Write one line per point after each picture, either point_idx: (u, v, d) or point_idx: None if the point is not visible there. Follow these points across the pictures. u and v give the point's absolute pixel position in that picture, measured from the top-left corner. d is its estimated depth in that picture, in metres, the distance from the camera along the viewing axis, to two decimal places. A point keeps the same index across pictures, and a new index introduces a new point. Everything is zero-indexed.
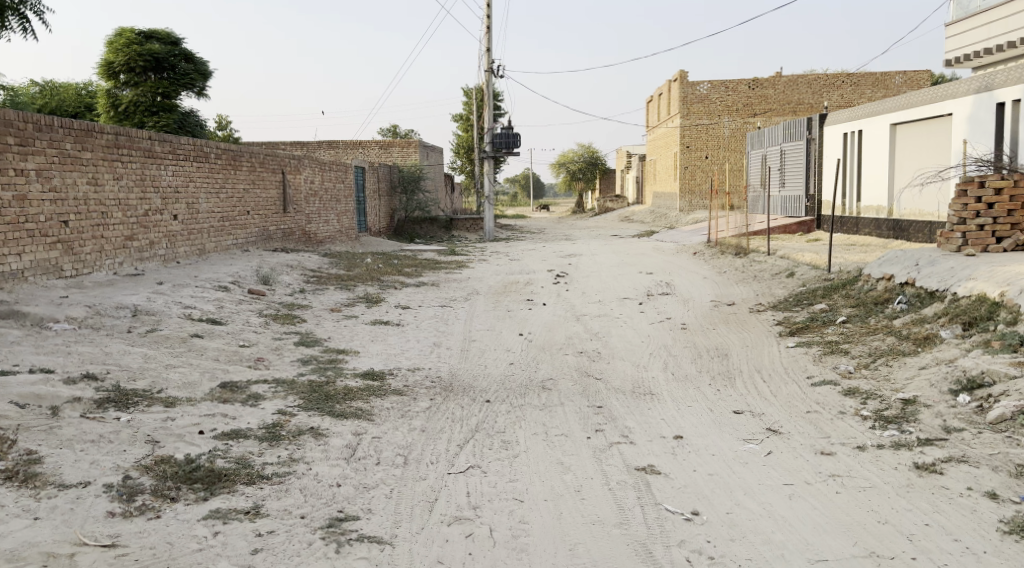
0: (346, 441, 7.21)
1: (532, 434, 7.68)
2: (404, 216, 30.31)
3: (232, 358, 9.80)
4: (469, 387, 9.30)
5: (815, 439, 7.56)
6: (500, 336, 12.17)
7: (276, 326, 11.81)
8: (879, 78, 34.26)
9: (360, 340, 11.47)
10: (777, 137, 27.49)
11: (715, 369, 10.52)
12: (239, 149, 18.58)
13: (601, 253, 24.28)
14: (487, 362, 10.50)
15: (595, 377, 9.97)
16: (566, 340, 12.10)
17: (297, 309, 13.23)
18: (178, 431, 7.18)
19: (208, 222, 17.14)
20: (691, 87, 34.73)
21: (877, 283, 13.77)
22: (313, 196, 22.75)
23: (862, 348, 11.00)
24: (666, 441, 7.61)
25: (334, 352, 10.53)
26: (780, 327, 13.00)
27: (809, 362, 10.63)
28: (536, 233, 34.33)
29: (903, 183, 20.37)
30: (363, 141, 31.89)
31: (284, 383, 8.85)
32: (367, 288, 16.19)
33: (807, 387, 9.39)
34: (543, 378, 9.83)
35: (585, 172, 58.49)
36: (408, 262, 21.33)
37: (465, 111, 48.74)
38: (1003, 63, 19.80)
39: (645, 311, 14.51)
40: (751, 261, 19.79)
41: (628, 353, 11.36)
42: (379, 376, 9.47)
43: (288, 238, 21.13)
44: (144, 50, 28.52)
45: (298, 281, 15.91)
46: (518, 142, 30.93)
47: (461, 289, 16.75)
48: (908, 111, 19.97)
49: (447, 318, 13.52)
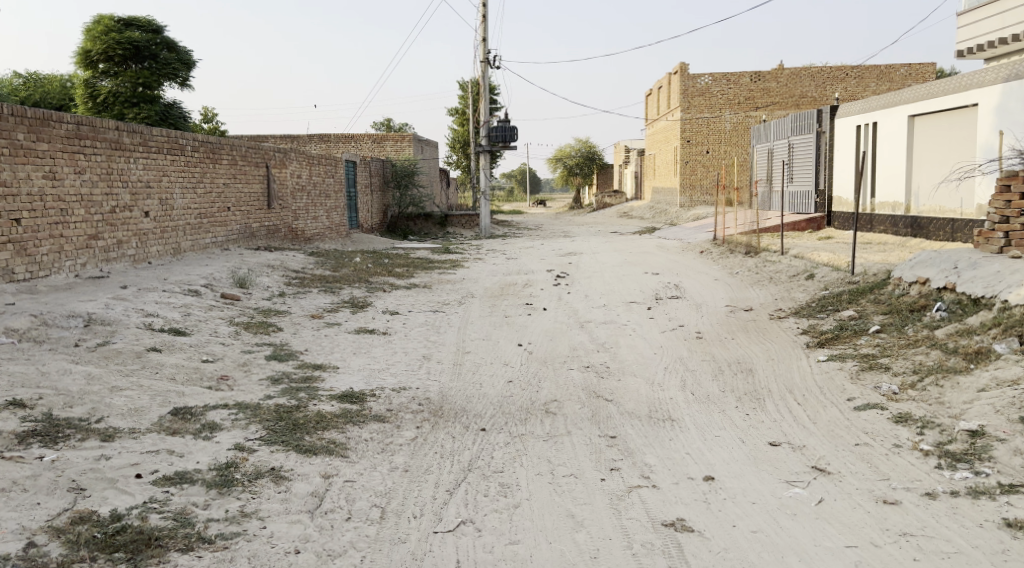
0: (313, 487, 6.02)
1: (535, 474, 6.48)
2: (397, 213, 29.01)
3: (191, 377, 8.52)
4: (464, 411, 8.09)
5: (873, 483, 6.42)
6: (496, 348, 10.93)
7: (248, 337, 10.54)
8: (884, 71, 32.97)
9: (340, 352, 10.21)
10: (785, 130, 26.26)
11: (740, 388, 9.30)
12: (218, 142, 17.31)
13: (602, 251, 23.07)
14: (483, 380, 9.25)
15: (605, 398, 8.75)
16: (571, 352, 10.85)
17: (273, 317, 11.97)
18: (111, 473, 5.92)
19: (183, 220, 15.87)
20: (691, 80, 33.45)
21: (909, 288, 12.61)
22: (300, 192, 21.46)
23: (904, 363, 9.82)
24: (696, 484, 6.42)
25: (310, 368, 9.27)
26: (806, 337, 11.80)
27: (846, 381, 9.45)
28: (533, 230, 33.06)
29: (922, 178, 19.19)
30: (355, 134, 30.56)
31: (247, 408, 7.62)
32: (354, 290, 14.97)
33: (850, 413, 8.21)
34: (547, 399, 8.63)
35: (583, 168, 57.25)
36: (398, 261, 20.08)
37: (461, 104, 47.34)
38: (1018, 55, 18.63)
39: (655, 318, 13.27)
40: (763, 261, 18.61)
41: (641, 368, 10.10)
42: (359, 397, 8.24)
43: (271, 235, 19.84)
44: (123, 38, 27.19)
45: (278, 282, 14.65)
46: (515, 135, 29.64)
47: (454, 292, 15.51)
48: (927, 102, 18.79)
49: (438, 326, 12.26)
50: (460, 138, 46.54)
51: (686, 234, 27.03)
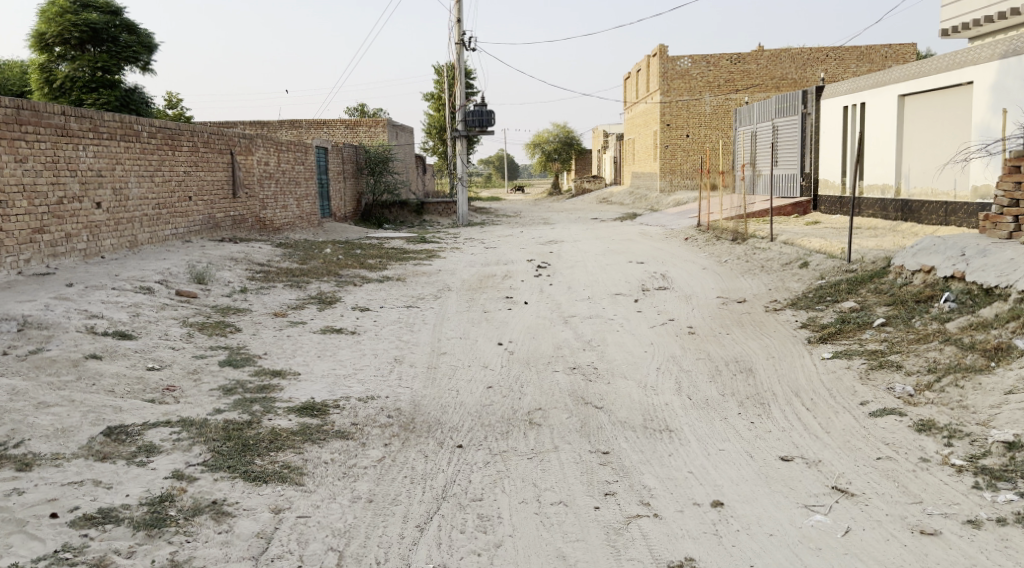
0: (259, 526, 5.23)
1: (519, 502, 5.69)
2: (371, 201, 28.03)
3: (132, 388, 7.59)
4: (439, 424, 7.21)
5: (904, 507, 5.67)
6: (474, 349, 10.06)
7: (203, 340, 9.61)
8: (864, 52, 32.27)
9: (303, 356, 9.31)
10: (769, 113, 25.50)
11: (741, 391, 8.49)
12: (177, 127, 16.29)
13: (584, 239, 22.23)
14: (459, 386, 8.40)
15: (595, 406, 7.91)
16: (556, 351, 10.00)
17: (232, 316, 11.03)
18: (20, 513, 5.05)
19: (140, 210, 14.88)
20: (671, 62, 32.58)
21: (912, 277, 11.88)
22: (267, 179, 20.44)
23: (916, 361, 9.05)
24: (703, 511, 5.65)
25: (268, 375, 8.36)
26: (806, 331, 11.03)
27: (855, 382, 8.67)
28: (512, 217, 32.20)
29: (912, 160, 18.46)
30: (326, 120, 29.52)
31: (192, 426, 6.72)
32: (322, 284, 14.04)
33: (865, 420, 7.42)
34: (530, 407, 7.79)
35: (562, 153, 56.27)
36: (371, 251, 19.14)
37: (436, 89, 46.26)
38: (1008, 32, 17.99)
39: (643, 312, 12.42)
40: (752, 248, 17.86)
41: (632, 369, 9.27)
42: (320, 410, 7.35)
43: (237, 225, 18.85)
44: (79, 20, 25.99)
45: (241, 277, 13.70)
46: (492, 119, 28.74)
47: (430, 285, 14.61)
48: (918, 81, 18.03)
49: (412, 324, 11.36)
50: (436, 123, 45.56)
51: (668, 220, 26.22)
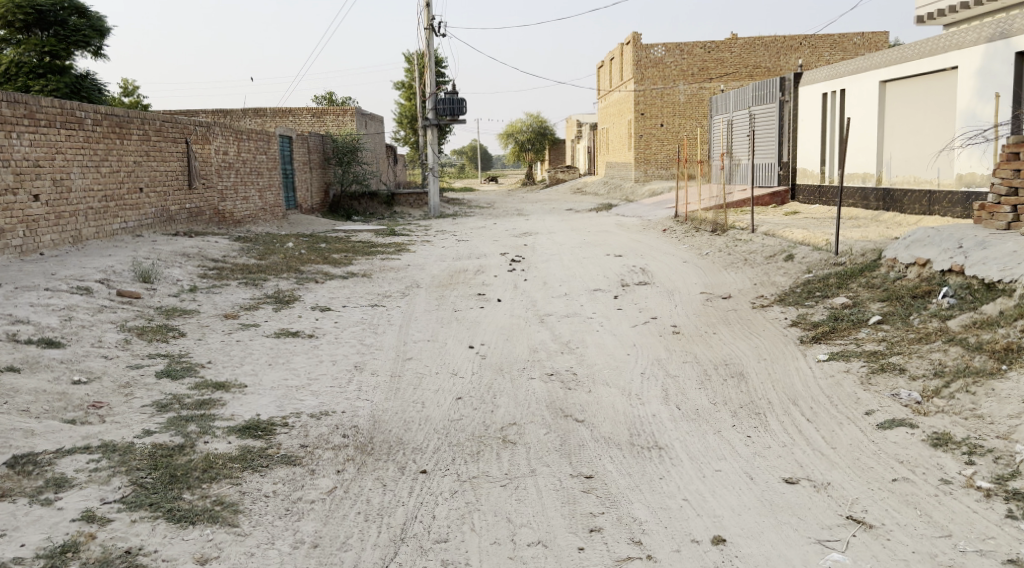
0: None
1: (491, 544, 5.05)
2: (340, 192, 27.11)
3: (53, 406, 6.78)
4: (401, 445, 6.42)
5: (931, 542, 5.09)
6: (442, 353, 9.26)
7: (142, 349, 8.81)
8: (838, 40, 31.63)
9: (252, 365, 8.50)
10: (745, 100, 24.80)
11: (735, 400, 7.73)
12: (125, 114, 15.32)
13: (559, 230, 21.46)
14: (425, 398, 7.59)
15: (575, 419, 7.14)
16: (531, 355, 9.22)
17: (177, 320, 10.21)
18: None
19: (84, 203, 13.95)
20: (645, 51, 31.94)
21: (907, 271, 11.19)
22: (227, 169, 19.47)
23: (919, 363, 8.33)
24: (703, 551, 5.04)
25: (209, 389, 7.60)
26: (797, 330, 10.29)
27: (857, 388, 7.93)
28: (485, 208, 31.37)
29: (893, 148, 17.79)
30: (292, 109, 28.49)
31: (114, 452, 5.90)
32: (280, 281, 13.21)
33: (873, 434, 6.68)
34: (503, 423, 7.01)
35: (535, 143, 55.31)
36: (337, 245, 18.29)
37: (407, 77, 45.21)
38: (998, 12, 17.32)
39: (624, 309, 11.65)
40: (733, 239, 17.17)
41: (615, 375, 8.50)
42: (265, 430, 6.58)
43: (194, 218, 17.90)
44: (25, 2, 24.39)
45: (191, 274, 12.83)
46: (463, 107, 27.82)
47: (398, 281, 13.80)
48: (900, 66, 17.36)
49: (376, 326, 10.55)
50: (408, 113, 44.57)
51: (645, 210, 25.48)
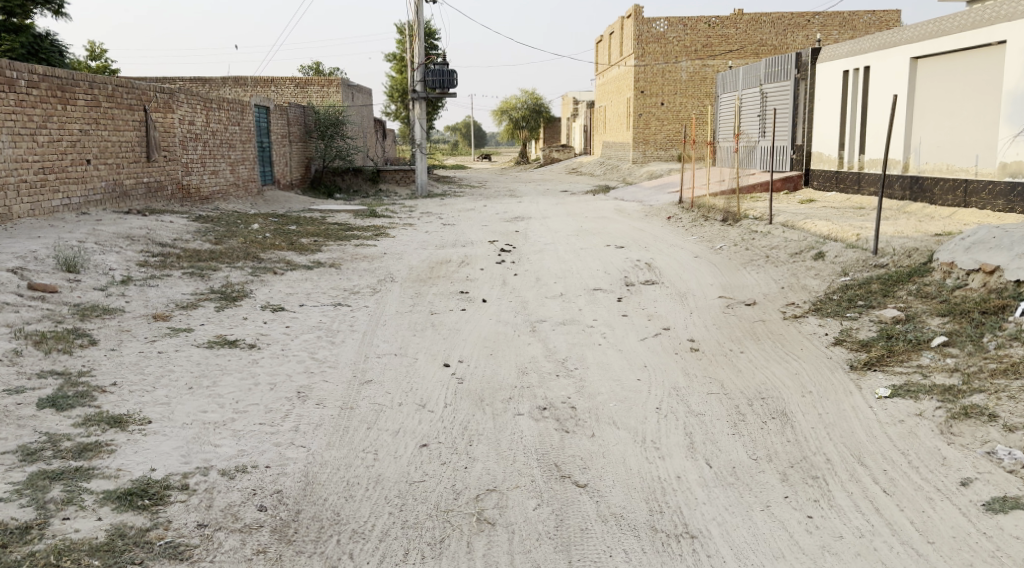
0: None
1: None
2: (322, 167, 25.22)
3: None
4: (335, 527, 4.87)
5: None
6: (410, 374, 7.48)
7: (34, 364, 7.04)
8: (847, 18, 29.81)
9: (167, 389, 6.74)
10: (756, 77, 22.93)
11: (781, 453, 5.98)
12: (70, 76, 13.40)
13: (553, 215, 19.67)
14: (377, 443, 5.83)
15: (575, 483, 5.39)
16: (519, 379, 7.43)
17: (93, 322, 8.47)
18: None
19: (14, 175, 12.12)
20: (646, 25, 29.94)
21: (969, 279, 9.37)
22: (192, 140, 17.55)
23: (1012, 407, 6.51)
24: None
25: (101, 428, 5.88)
26: (842, 350, 8.52)
27: (937, 441, 6.18)
28: (477, 188, 29.51)
29: (922, 131, 15.88)
30: (274, 78, 26.44)
31: None
32: (232, 270, 11.42)
33: (977, 524, 4.96)
34: (478, 488, 5.28)
35: (530, 121, 53.28)
36: (308, 228, 16.45)
37: (399, 49, 43.11)
38: None
39: (629, 315, 9.85)
40: (747, 231, 15.40)
41: (624, 411, 6.72)
42: (154, 499, 4.95)
43: (153, 194, 16.03)
44: None
45: (128, 261, 11.05)
46: (454, 80, 25.71)
47: (370, 273, 11.98)
48: (936, 40, 15.38)
49: (335, 331, 8.80)
50: (399, 86, 42.57)
51: (646, 194, 23.66)
